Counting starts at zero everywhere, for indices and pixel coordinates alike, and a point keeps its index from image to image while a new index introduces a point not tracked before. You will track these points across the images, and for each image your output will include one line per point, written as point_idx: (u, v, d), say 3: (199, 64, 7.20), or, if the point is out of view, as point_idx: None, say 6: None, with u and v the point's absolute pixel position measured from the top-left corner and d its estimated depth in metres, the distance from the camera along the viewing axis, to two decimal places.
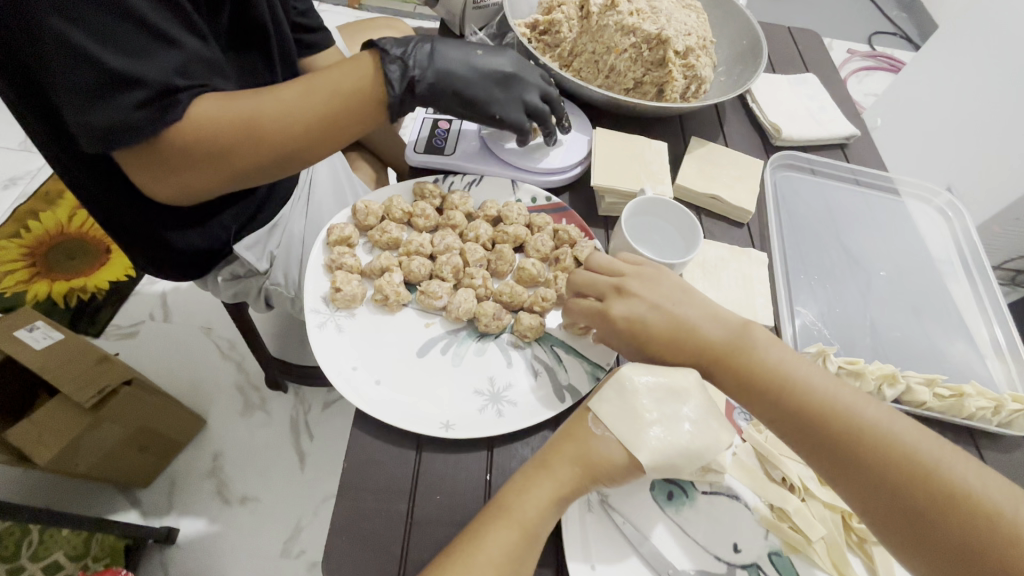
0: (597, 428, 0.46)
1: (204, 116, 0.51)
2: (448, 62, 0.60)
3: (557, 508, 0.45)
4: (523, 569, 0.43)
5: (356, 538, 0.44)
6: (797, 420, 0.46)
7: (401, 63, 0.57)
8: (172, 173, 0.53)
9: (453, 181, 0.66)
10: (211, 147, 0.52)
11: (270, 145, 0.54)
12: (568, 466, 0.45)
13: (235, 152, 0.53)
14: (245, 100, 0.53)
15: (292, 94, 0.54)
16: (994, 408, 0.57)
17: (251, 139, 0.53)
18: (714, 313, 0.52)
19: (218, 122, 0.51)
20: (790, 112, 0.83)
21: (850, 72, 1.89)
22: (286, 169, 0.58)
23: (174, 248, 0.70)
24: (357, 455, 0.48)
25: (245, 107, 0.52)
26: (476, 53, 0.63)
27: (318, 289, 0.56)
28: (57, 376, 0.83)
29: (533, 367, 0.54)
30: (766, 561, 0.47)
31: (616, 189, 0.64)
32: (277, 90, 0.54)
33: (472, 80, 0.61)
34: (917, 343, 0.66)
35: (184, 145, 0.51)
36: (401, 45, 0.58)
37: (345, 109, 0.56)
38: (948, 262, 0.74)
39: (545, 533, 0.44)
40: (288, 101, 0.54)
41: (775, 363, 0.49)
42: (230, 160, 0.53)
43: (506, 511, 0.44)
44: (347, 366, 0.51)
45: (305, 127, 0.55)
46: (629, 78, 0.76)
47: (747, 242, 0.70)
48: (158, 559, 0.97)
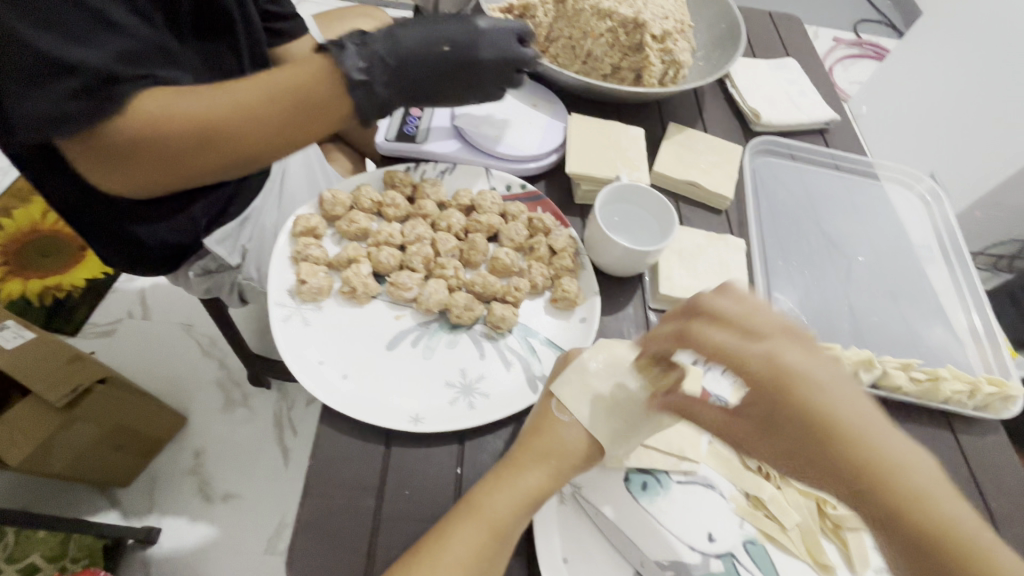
0: (564, 415, 0.47)
1: (159, 112, 0.47)
2: (417, 72, 0.55)
3: (529, 509, 0.43)
4: (493, 567, 0.42)
5: (322, 536, 0.43)
6: (904, 534, 0.34)
7: (371, 85, 0.52)
8: (124, 168, 0.49)
9: (425, 170, 0.65)
10: (167, 145, 0.48)
11: (223, 148, 0.50)
12: (538, 473, 0.44)
13: (192, 150, 0.50)
14: (201, 96, 0.49)
15: (251, 93, 0.50)
16: (970, 391, 0.57)
17: (209, 139, 0.49)
18: (856, 397, 0.37)
19: (173, 119, 0.48)
20: (770, 97, 0.81)
21: (836, 60, 1.88)
22: (242, 167, 0.54)
23: (142, 244, 0.68)
24: (326, 451, 0.47)
25: (201, 104, 0.48)
26: (440, 51, 0.55)
27: (284, 281, 0.55)
28: (27, 375, 0.81)
29: (506, 358, 0.53)
30: (741, 550, 0.46)
31: (591, 176, 0.63)
32: (236, 87, 0.50)
33: (450, 82, 0.57)
34: (895, 329, 0.66)
35: (130, 140, 0.47)
36: (362, 57, 0.52)
37: (308, 110, 0.51)
38: (927, 247, 0.74)
39: (516, 532, 0.43)
40: (247, 100, 0.49)
41: (910, 468, 0.35)
42: (187, 158, 0.50)
43: (477, 509, 0.42)
44: (312, 361, 0.50)
45: (265, 129, 0.51)
46: (606, 64, 0.74)
47: (726, 229, 0.69)
48: (138, 560, 0.95)
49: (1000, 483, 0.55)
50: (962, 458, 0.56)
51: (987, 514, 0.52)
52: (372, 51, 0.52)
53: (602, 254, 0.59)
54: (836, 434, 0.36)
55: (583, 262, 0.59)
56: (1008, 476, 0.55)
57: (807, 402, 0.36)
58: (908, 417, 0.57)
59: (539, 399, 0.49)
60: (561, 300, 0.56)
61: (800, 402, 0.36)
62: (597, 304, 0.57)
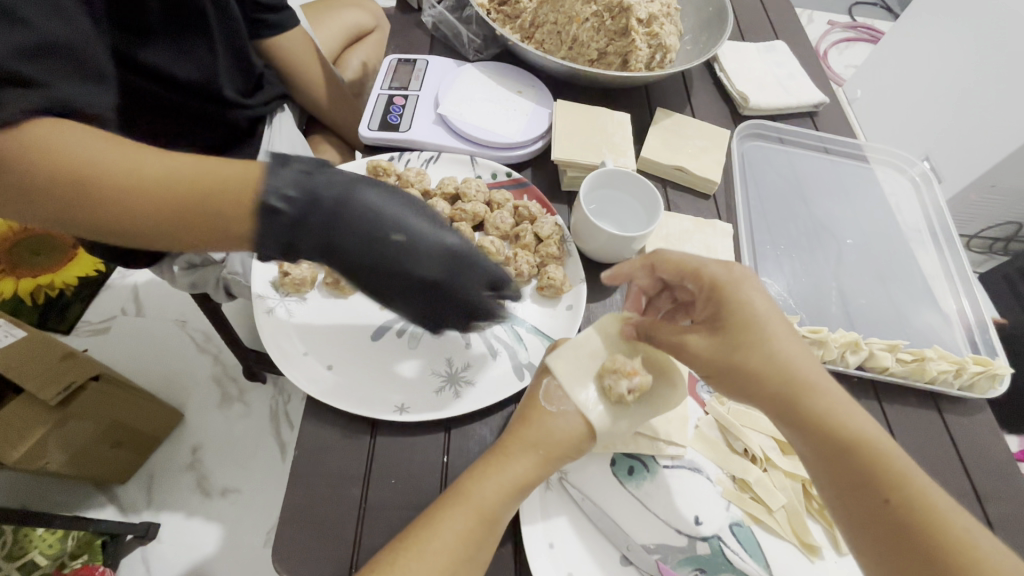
0: (551, 406, 0.46)
1: (34, 135, 0.34)
2: (342, 235, 0.39)
3: (517, 496, 0.43)
4: (481, 554, 0.42)
5: (308, 526, 0.43)
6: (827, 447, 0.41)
7: (281, 219, 0.38)
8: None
9: (409, 159, 0.64)
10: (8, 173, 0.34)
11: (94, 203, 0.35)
12: (528, 459, 0.44)
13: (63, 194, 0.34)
14: (89, 141, 0.35)
15: (153, 171, 0.36)
16: (957, 371, 0.58)
17: (60, 191, 0.34)
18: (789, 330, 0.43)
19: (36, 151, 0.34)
20: (759, 81, 0.81)
21: (830, 44, 1.87)
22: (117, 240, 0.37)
23: None
24: (311, 441, 0.47)
25: (85, 146, 0.35)
26: (391, 239, 0.40)
27: (267, 274, 0.54)
28: (20, 374, 0.78)
29: (492, 347, 0.53)
30: (727, 533, 0.46)
31: (577, 162, 0.63)
32: (137, 155, 0.36)
33: (383, 279, 0.41)
34: (884, 310, 0.66)
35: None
36: (298, 183, 0.38)
37: (212, 215, 0.37)
38: (917, 231, 0.74)
39: (503, 520, 0.43)
40: (143, 172, 0.36)
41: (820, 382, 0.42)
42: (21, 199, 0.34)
43: (466, 496, 0.42)
44: (297, 353, 0.50)
45: (147, 210, 0.36)
46: (592, 49, 0.73)
47: (714, 214, 0.69)
48: (139, 555, 0.96)
49: (989, 463, 0.55)
50: (949, 437, 0.56)
51: (972, 490, 0.53)
52: (308, 189, 0.38)
53: (587, 241, 0.59)
54: (761, 352, 0.42)
55: (570, 249, 0.59)
56: (996, 455, 0.55)
57: (742, 306, 0.43)
58: (896, 399, 0.57)
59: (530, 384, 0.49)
60: (546, 289, 0.56)
61: (739, 316, 0.43)
62: (583, 291, 0.57)
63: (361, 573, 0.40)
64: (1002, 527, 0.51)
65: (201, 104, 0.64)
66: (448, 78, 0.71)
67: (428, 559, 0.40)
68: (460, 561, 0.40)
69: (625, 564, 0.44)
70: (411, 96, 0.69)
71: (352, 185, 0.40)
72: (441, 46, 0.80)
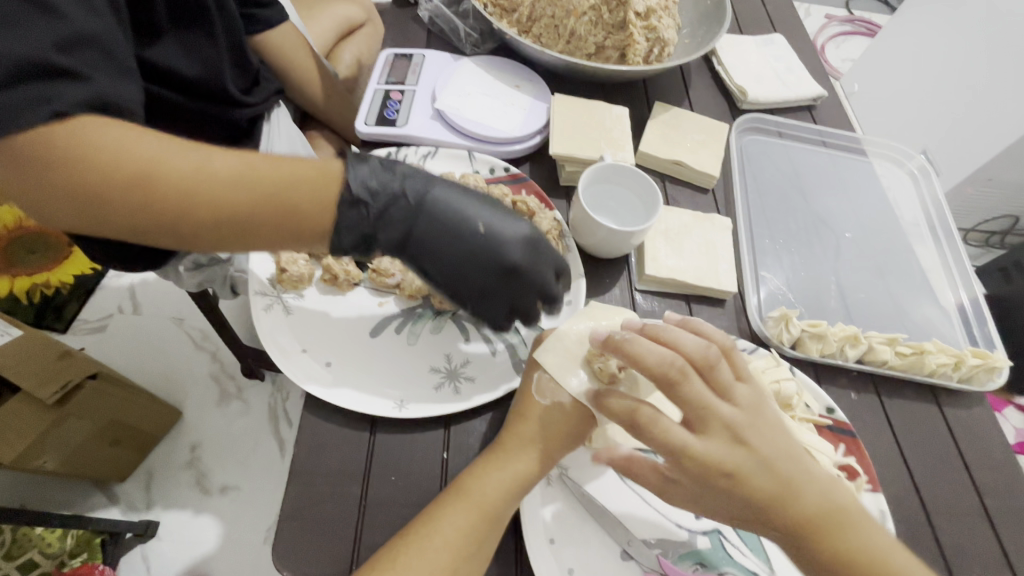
0: (544, 399, 0.46)
1: (86, 140, 0.32)
2: (424, 229, 0.42)
3: (518, 493, 0.43)
4: (482, 553, 0.41)
5: (308, 525, 0.43)
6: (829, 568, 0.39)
7: (363, 212, 0.40)
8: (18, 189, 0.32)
9: (407, 154, 0.63)
10: (63, 181, 0.32)
11: (163, 204, 0.34)
12: (531, 457, 0.44)
13: (128, 196, 0.33)
14: (153, 144, 0.34)
15: (219, 174, 0.35)
16: (955, 364, 0.58)
17: (122, 198, 0.33)
18: (778, 433, 0.41)
19: (93, 157, 0.32)
20: (757, 74, 0.80)
21: (827, 39, 1.86)
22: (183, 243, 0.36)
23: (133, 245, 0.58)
24: (310, 439, 0.46)
25: (140, 148, 0.33)
26: (476, 231, 0.42)
27: (264, 270, 0.54)
28: (17, 373, 0.77)
29: (490, 342, 0.53)
30: (727, 527, 0.47)
31: (575, 157, 0.62)
32: (193, 154, 0.35)
33: (466, 270, 0.43)
34: (883, 304, 0.65)
35: (56, 160, 0.32)
36: (376, 178, 0.41)
37: (281, 213, 0.37)
38: (915, 225, 0.74)
39: (504, 517, 0.43)
40: (211, 173, 0.35)
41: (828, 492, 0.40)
42: (83, 205, 0.33)
43: (466, 494, 0.42)
44: (295, 350, 0.49)
45: (210, 214, 0.35)
46: (590, 43, 0.72)
47: (712, 208, 0.68)
48: (138, 554, 0.96)
49: (987, 456, 0.55)
50: (947, 430, 0.56)
51: (970, 483, 0.53)
52: (389, 181, 0.41)
53: (586, 236, 0.58)
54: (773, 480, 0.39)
55: (568, 244, 0.59)
56: (994, 448, 0.56)
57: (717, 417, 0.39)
58: (895, 393, 0.57)
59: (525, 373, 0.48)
60: None
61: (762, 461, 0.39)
62: (583, 286, 0.56)
63: (361, 571, 0.39)
64: (1000, 518, 0.51)
65: (203, 105, 0.62)
66: (446, 72, 0.70)
67: (428, 559, 0.40)
68: (461, 559, 0.40)
69: (625, 560, 0.44)
70: (408, 90, 0.68)
71: (429, 185, 0.42)
72: (438, 40, 0.79)
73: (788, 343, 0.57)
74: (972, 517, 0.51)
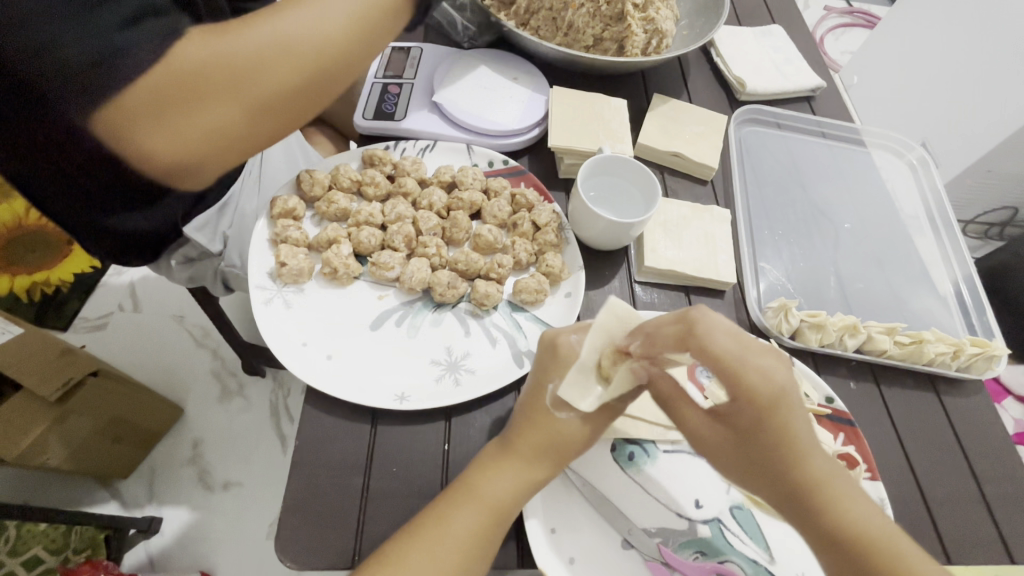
0: (562, 412, 0.45)
1: (204, 50, 0.45)
2: None
3: (528, 490, 0.44)
4: (492, 547, 0.42)
5: (310, 516, 0.43)
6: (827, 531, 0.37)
7: None
8: (179, 112, 0.45)
9: (405, 148, 0.64)
10: (180, 109, 0.45)
11: (277, 70, 0.48)
12: (551, 465, 0.44)
13: (253, 72, 0.47)
14: (237, 32, 0.46)
15: (254, 36, 0.47)
16: (954, 353, 0.58)
17: (250, 89, 0.47)
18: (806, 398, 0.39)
19: (218, 59, 0.45)
20: (755, 65, 0.80)
21: (826, 31, 1.86)
22: (301, 98, 0.51)
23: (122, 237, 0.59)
24: (311, 432, 0.47)
25: (226, 47, 0.46)
26: None
27: (263, 265, 0.54)
28: (18, 370, 0.78)
29: (490, 335, 0.53)
30: (727, 516, 0.47)
31: (574, 150, 0.62)
32: (237, 26, 0.47)
33: None
34: (881, 294, 0.66)
35: (194, 68, 0.44)
36: None
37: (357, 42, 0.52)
38: (914, 216, 0.74)
39: (511, 515, 0.43)
40: (290, 32, 0.48)
41: (835, 479, 0.38)
42: (232, 94, 0.46)
43: (474, 491, 0.43)
44: (296, 343, 0.49)
45: (311, 60, 0.49)
46: (588, 35, 0.72)
47: (711, 200, 0.68)
48: (142, 550, 0.96)
49: (986, 446, 0.55)
50: (946, 420, 0.56)
51: (968, 471, 0.53)
52: None
53: (585, 228, 0.58)
54: (787, 448, 0.38)
55: (568, 237, 0.59)
56: (994, 437, 0.56)
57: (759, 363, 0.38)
58: (895, 383, 0.58)
59: (532, 380, 0.47)
60: (538, 290, 0.55)
61: (779, 420, 0.38)
62: (582, 278, 0.57)
63: (367, 564, 0.40)
64: (998, 506, 0.52)
65: None
66: (442, 65, 0.70)
67: (438, 553, 0.40)
68: (471, 553, 0.41)
69: (626, 548, 0.45)
70: (406, 83, 0.68)
71: None
72: (436, 33, 0.79)
73: (788, 333, 0.57)
74: (971, 505, 0.51)
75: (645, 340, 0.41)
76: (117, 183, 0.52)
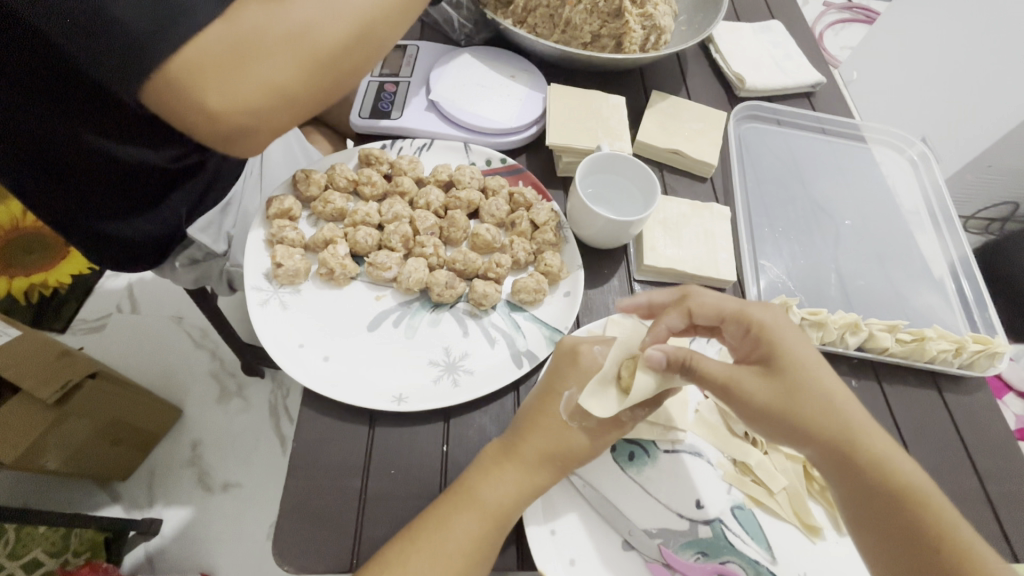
0: (571, 421, 0.45)
1: (264, 12, 0.44)
2: None
3: (530, 497, 0.43)
4: (490, 554, 0.42)
5: (308, 520, 0.42)
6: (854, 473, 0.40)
7: None
8: (237, 72, 0.43)
9: (402, 147, 0.63)
10: (240, 70, 0.43)
11: (335, 35, 0.47)
12: (554, 472, 0.44)
13: (313, 35, 0.46)
14: None
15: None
16: (956, 350, 0.57)
17: (308, 53, 0.46)
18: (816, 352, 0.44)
19: (277, 22, 0.44)
20: (755, 61, 0.80)
21: (825, 26, 1.85)
22: (349, 65, 0.50)
23: (126, 242, 0.61)
24: (308, 434, 0.46)
25: (287, 9, 0.45)
26: None
27: (260, 266, 0.53)
28: (17, 372, 0.78)
29: (489, 335, 0.53)
30: (728, 516, 0.47)
31: (572, 147, 0.62)
32: None
33: None
34: (882, 291, 0.65)
35: (254, 28, 0.43)
36: None
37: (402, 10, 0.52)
38: (916, 212, 0.73)
39: (513, 521, 0.43)
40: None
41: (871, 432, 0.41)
42: (290, 57, 0.45)
43: (474, 497, 0.42)
44: (293, 345, 0.49)
45: (366, 26, 0.49)
46: (585, 32, 0.71)
47: (711, 197, 0.68)
48: (143, 552, 0.96)
49: (989, 444, 0.55)
50: (949, 417, 0.56)
51: (971, 468, 0.53)
52: None
53: (585, 226, 0.58)
54: (814, 390, 0.41)
55: (566, 235, 0.58)
56: (996, 435, 0.55)
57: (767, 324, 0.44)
58: (897, 380, 0.57)
59: (541, 385, 0.47)
60: (536, 291, 0.54)
61: (793, 355, 0.42)
62: (581, 277, 0.56)
63: (365, 567, 0.40)
64: (1002, 504, 0.51)
65: None
66: (439, 63, 0.69)
67: (442, 554, 0.40)
68: (470, 557, 0.41)
69: (626, 550, 0.44)
70: (403, 82, 0.67)
71: None
72: (432, 30, 0.78)
73: None
74: (974, 504, 0.51)
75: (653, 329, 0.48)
76: (117, 181, 0.57)
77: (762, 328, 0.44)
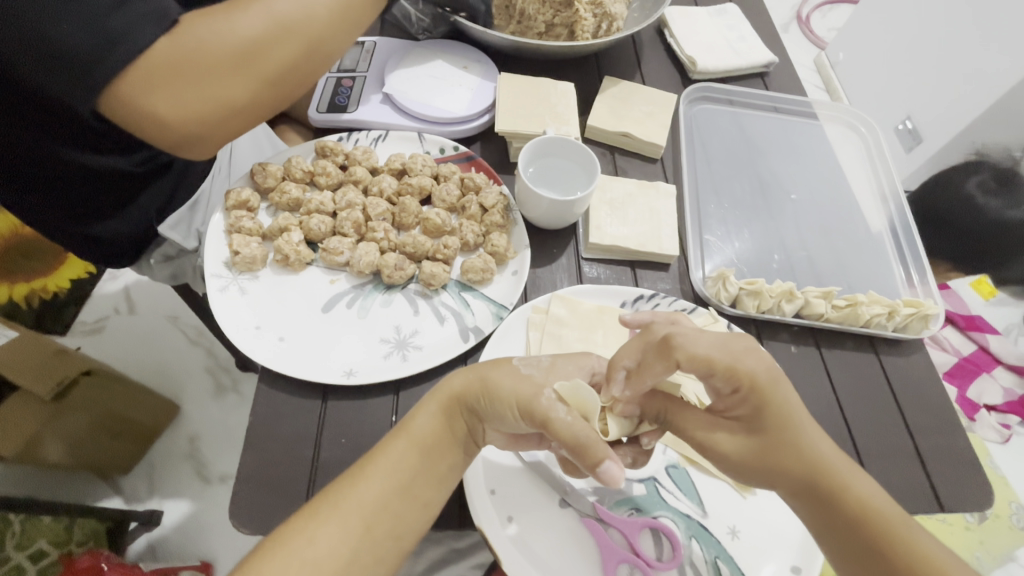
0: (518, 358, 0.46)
1: (208, 29, 0.48)
2: None
3: (450, 411, 0.45)
4: (422, 490, 0.44)
5: (266, 486, 0.46)
6: (852, 527, 0.37)
7: None
8: (185, 85, 0.47)
9: (358, 139, 0.66)
10: (186, 81, 0.47)
11: (277, 48, 0.51)
12: (463, 374, 0.45)
13: (256, 48, 0.50)
14: (240, 12, 0.50)
15: (253, 16, 0.50)
16: (889, 313, 0.60)
17: (252, 67, 0.50)
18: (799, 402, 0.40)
19: (222, 38, 0.48)
20: (708, 44, 0.81)
21: (813, 7, 1.84)
22: (295, 75, 0.54)
23: (104, 240, 0.65)
24: (268, 409, 0.49)
25: (230, 26, 0.49)
26: None
27: (219, 254, 0.56)
28: (16, 371, 0.87)
29: (440, 313, 0.55)
30: (662, 474, 0.49)
31: (520, 133, 0.64)
32: (236, 6, 0.50)
33: None
34: (825, 262, 0.67)
35: (198, 44, 0.47)
36: None
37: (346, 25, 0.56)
38: (862, 186, 0.75)
39: (444, 442, 0.44)
40: (290, 13, 0.51)
41: (838, 463, 0.39)
42: (235, 70, 0.49)
43: (408, 427, 0.44)
44: (250, 327, 0.52)
45: (309, 40, 0.53)
46: (540, 22, 0.74)
47: (661, 177, 0.70)
48: (143, 541, 1.00)
49: (925, 403, 0.57)
50: (884, 378, 0.58)
51: (903, 425, 0.55)
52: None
53: (531, 207, 0.60)
54: (796, 448, 0.39)
55: (515, 217, 0.61)
56: (931, 392, 0.58)
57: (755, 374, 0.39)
58: (835, 345, 0.59)
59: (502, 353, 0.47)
60: (483, 271, 0.57)
61: (777, 403, 0.39)
62: (527, 256, 0.59)
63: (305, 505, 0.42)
64: (932, 458, 0.54)
65: None
66: (394, 56, 0.72)
67: (352, 518, 0.41)
68: (395, 494, 0.42)
69: (564, 507, 0.47)
70: (359, 77, 0.70)
71: None
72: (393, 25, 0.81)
73: (727, 301, 0.60)
74: (908, 460, 0.53)
75: (631, 375, 0.42)
76: (92, 184, 0.61)
77: (754, 387, 0.39)
